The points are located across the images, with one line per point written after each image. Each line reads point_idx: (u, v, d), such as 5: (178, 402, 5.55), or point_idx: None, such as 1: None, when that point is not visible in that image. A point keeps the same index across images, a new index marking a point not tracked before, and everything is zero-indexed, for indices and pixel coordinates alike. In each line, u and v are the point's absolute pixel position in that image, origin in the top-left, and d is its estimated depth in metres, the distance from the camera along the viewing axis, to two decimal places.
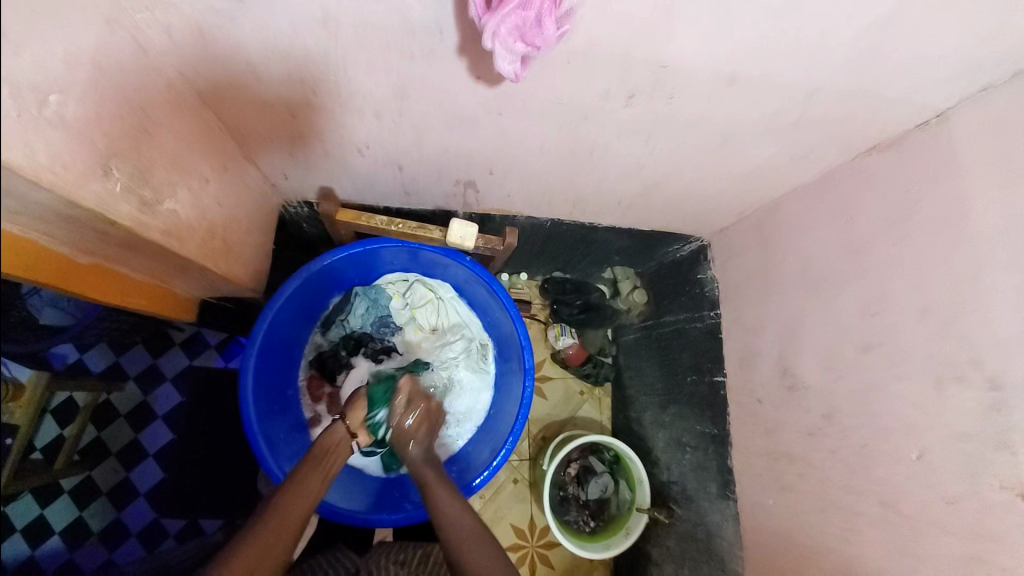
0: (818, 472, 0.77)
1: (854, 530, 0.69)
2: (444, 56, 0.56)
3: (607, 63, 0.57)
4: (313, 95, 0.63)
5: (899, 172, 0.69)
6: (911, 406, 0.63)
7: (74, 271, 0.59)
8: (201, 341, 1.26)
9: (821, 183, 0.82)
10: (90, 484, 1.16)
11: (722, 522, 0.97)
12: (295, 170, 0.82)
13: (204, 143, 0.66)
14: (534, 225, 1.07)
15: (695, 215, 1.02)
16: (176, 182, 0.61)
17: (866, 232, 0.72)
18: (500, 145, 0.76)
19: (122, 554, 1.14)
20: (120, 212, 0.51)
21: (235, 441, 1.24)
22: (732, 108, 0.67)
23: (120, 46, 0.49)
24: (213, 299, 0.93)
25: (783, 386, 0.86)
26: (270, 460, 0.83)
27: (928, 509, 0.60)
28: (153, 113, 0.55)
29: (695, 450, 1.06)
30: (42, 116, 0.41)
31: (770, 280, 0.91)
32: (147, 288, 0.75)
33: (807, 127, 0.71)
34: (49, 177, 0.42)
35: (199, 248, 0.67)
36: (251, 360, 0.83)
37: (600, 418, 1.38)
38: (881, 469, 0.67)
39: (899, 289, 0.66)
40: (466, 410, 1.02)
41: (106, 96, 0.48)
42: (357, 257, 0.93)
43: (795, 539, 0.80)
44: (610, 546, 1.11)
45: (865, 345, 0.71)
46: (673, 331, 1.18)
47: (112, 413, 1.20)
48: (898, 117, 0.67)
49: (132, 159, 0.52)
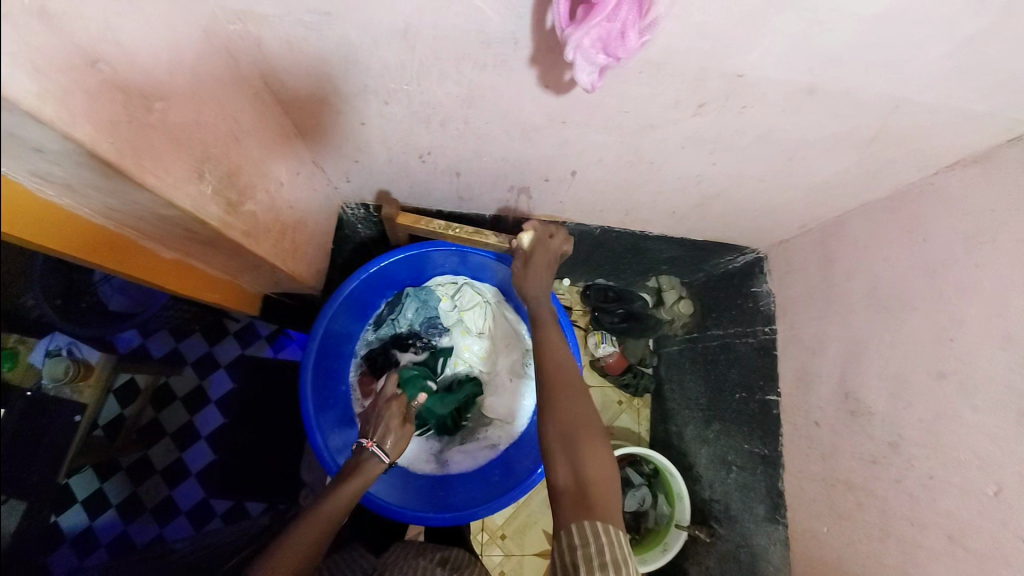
0: (877, 501, 0.73)
1: (916, 565, 0.65)
2: (516, 65, 0.56)
3: (680, 74, 0.56)
4: (383, 103, 0.65)
5: (985, 190, 0.65)
6: (987, 439, 0.59)
7: (160, 264, 0.63)
8: (252, 332, 1.33)
9: (895, 199, 0.78)
10: (146, 463, 1.23)
11: (769, 546, 0.94)
12: (357, 174, 0.84)
13: (279, 147, 0.69)
14: (584, 232, 1.06)
15: (753, 227, 0.99)
16: (256, 184, 0.63)
17: (945, 252, 0.68)
18: (560, 153, 0.76)
19: (171, 531, 1.18)
20: (209, 214, 0.53)
21: (285, 430, 1.29)
22: (805, 119, 0.64)
23: (213, 55, 0.52)
24: (276, 295, 0.96)
25: (845, 410, 0.82)
26: (325, 453, 0.86)
27: (1002, 550, 0.56)
28: (239, 119, 0.58)
29: (742, 469, 1.03)
30: (147, 121, 0.43)
31: (833, 298, 0.87)
32: (220, 282, 0.79)
33: (886, 141, 0.68)
34: (153, 180, 0.44)
35: (272, 247, 0.70)
36: (311, 356, 0.87)
37: (638, 429, 1.35)
38: (949, 502, 0.63)
39: (980, 315, 0.62)
40: (510, 414, 1.03)
41: (201, 101, 0.51)
42: (410, 259, 0.95)
43: (850, 570, 0.76)
44: (645, 561, 1.09)
45: (938, 372, 0.67)
46: (720, 345, 1.15)
47: (170, 395, 1.27)
48: (986, 131, 0.63)
49: (222, 164, 0.55)
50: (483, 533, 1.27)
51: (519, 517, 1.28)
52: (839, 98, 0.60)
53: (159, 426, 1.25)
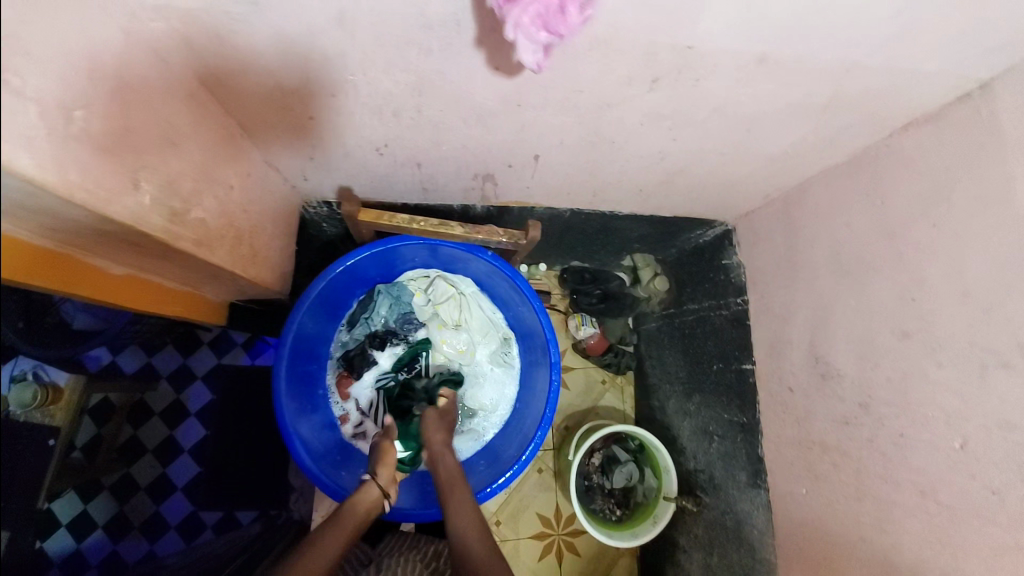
0: (851, 460, 0.75)
1: (890, 520, 0.68)
2: (462, 48, 0.54)
3: (630, 50, 0.56)
4: (330, 94, 0.63)
5: (937, 150, 0.66)
6: (952, 393, 0.61)
7: (111, 281, 0.60)
8: (227, 341, 1.29)
9: (853, 163, 0.79)
10: (130, 481, 1.19)
11: (753, 511, 0.96)
12: (314, 171, 0.82)
13: (225, 148, 0.66)
14: (553, 216, 1.06)
15: (720, 200, 0.99)
16: (202, 190, 0.61)
17: (902, 213, 0.69)
18: (519, 137, 0.75)
19: (162, 547, 1.16)
20: (152, 224, 0.51)
21: (267, 437, 1.27)
22: (760, 90, 0.64)
23: (140, 56, 0.50)
24: (242, 302, 0.94)
25: (816, 374, 0.83)
26: (306, 460, 0.85)
27: (969, 500, 0.58)
28: (175, 122, 0.55)
29: (723, 439, 1.05)
30: (68, 132, 0.41)
31: (799, 265, 0.88)
32: (180, 295, 0.76)
33: (840, 106, 0.69)
34: (83, 194, 0.42)
35: (229, 253, 0.68)
36: (283, 363, 0.85)
37: (623, 406, 1.38)
38: (919, 458, 0.65)
39: (938, 273, 0.64)
40: (493, 404, 1.04)
41: (131, 106, 0.48)
42: (379, 255, 0.93)
43: (827, 528, 0.79)
44: (638, 535, 1.11)
45: (902, 332, 0.68)
46: (696, 319, 1.17)
47: (147, 411, 1.24)
48: (936, 91, 0.64)
49: (161, 172, 0.53)
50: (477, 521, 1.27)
51: (512, 504, 1.29)
52: (791, 66, 0.60)
53: (139, 443, 1.22)
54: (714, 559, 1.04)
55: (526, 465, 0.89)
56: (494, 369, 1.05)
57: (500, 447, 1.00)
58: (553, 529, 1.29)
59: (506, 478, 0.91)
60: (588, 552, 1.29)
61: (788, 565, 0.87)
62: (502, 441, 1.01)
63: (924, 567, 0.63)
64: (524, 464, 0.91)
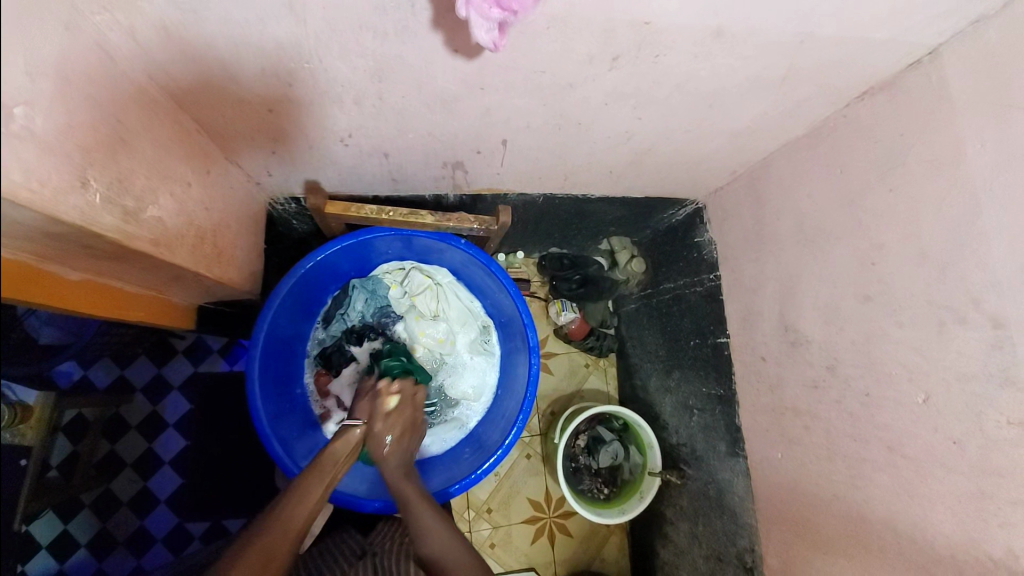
0: (823, 421, 0.78)
1: (861, 475, 0.70)
2: (419, 31, 0.54)
3: (588, 28, 0.56)
4: (286, 85, 0.62)
5: (891, 117, 0.68)
6: (913, 350, 0.63)
7: (67, 286, 0.58)
8: (203, 348, 1.26)
9: (813, 135, 0.81)
10: (110, 496, 1.17)
11: (733, 478, 0.99)
12: (278, 166, 0.80)
13: (179, 144, 0.64)
14: (526, 202, 1.06)
15: (689, 178, 1.01)
16: (158, 187, 0.59)
17: (860, 181, 0.72)
18: (485, 122, 0.74)
19: (150, 560, 1.15)
20: (105, 224, 0.50)
21: (248, 442, 1.24)
22: (719, 64, 0.65)
23: (83, 51, 0.48)
24: (210, 303, 0.91)
25: (786, 341, 0.86)
26: (286, 459, 0.84)
27: (933, 450, 0.61)
28: (123, 118, 0.53)
29: (703, 412, 1.08)
30: (9, 130, 0.39)
31: (766, 238, 0.90)
32: (144, 299, 0.74)
33: (798, 79, 0.70)
34: (27, 195, 0.41)
35: (190, 254, 0.67)
36: (256, 363, 0.83)
37: (606, 388, 1.40)
38: (885, 415, 0.67)
39: (895, 236, 0.66)
40: (475, 392, 1.04)
41: (74, 102, 0.46)
42: (351, 249, 0.92)
43: (802, 488, 0.81)
44: (626, 510, 1.14)
45: (864, 296, 0.70)
46: (672, 297, 1.19)
47: (124, 425, 1.20)
48: (888, 59, 0.65)
49: (111, 169, 0.51)
50: (468, 510, 1.28)
51: (502, 489, 1.30)
52: (747, 39, 0.61)
53: (116, 458, 1.18)
54: (699, 528, 1.07)
55: (509, 449, 0.90)
56: (475, 358, 1.05)
57: (484, 434, 1.01)
58: (544, 512, 1.31)
59: (490, 463, 0.92)
60: (580, 532, 1.32)
61: (767, 526, 0.90)
62: (487, 426, 1.01)
63: (893, 517, 0.65)
64: (507, 448, 0.91)
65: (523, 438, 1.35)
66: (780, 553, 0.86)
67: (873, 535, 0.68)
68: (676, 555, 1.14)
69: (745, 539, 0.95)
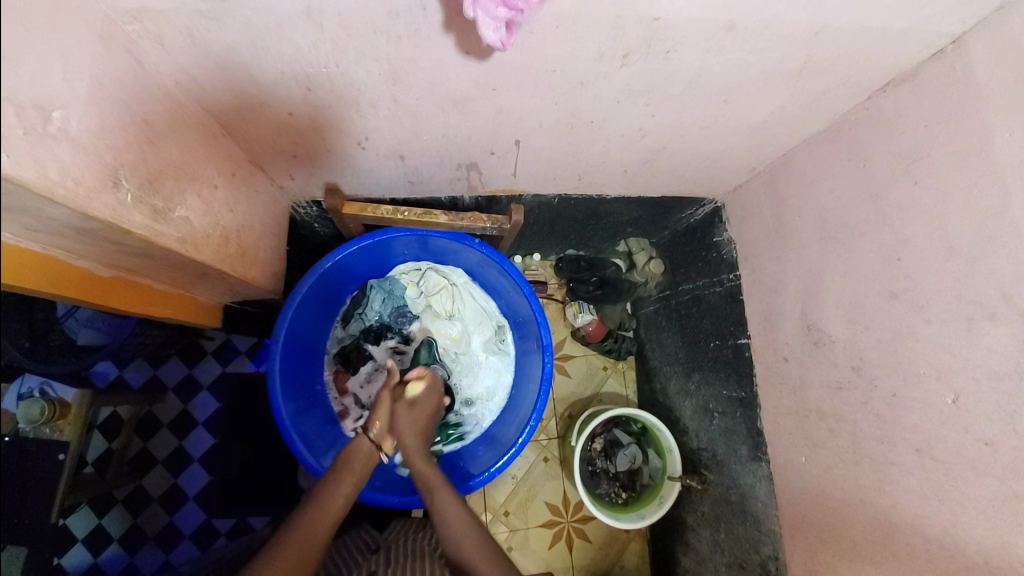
0: (849, 424, 0.75)
1: (888, 479, 0.68)
2: (430, 33, 0.55)
3: (597, 26, 0.57)
4: (305, 88, 0.64)
5: (916, 108, 0.66)
6: (942, 348, 0.61)
7: (98, 283, 0.61)
8: (230, 349, 1.30)
9: (834, 129, 0.79)
10: (143, 492, 1.21)
11: (756, 483, 0.96)
12: (299, 169, 0.83)
13: (205, 148, 0.67)
14: (541, 203, 1.06)
15: (707, 176, 0.99)
16: (185, 188, 0.62)
17: (884, 175, 0.70)
18: (498, 123, 0.75)
19: (178, 555, 1.19)
20: (133, 222, 0.53)
21: (271, 441, 1.27)
22: (731, 58, 0.65)
23: (113, 59, 0.51)
24: (236, 303, 0.95)
25: (809, 342, 0.83)
26: (305, 453, 0.86)
27: (962, 451, 0.58)
28: (152, 124, 0.56)
29: (723, 415, 1.06)
30: (46, 132, 0.42)
31: (788, 235, 0.88)
32: (173, 298, 0.77)
33: (815, 72, 0.69)
34: (62, 193, 0.43)
35: (215, 253, 0.70)
36: (277, 360, 0.86)
37: (625, 391, 1.40)
38: (913, 416, 0.65)
39: (920, 231, 0.64)
40: (490, 391, 1.05)
41: (107, 107, 0.49)
42: (369, 250, 0.95)
43: (828, 493, 0.79)
44: (645, 515, 1.12)
45: (890, 292, 0.68)
46: (691, 299, 1.18)
47: (156, 423, 1.24)
48: (911, 49, 0.64)
49: (140, 170, 0.54)
50: (486, 512, 1.28)
51: (520, 491, 1.30)
52: (760, 32, 0.60)
53: (149, 455, 1.23)
54: (721, 534, 1.04)
55: (523, 447, 0.90)
56: (489, 357, 1.06)
57: (499, 432, 1.01)
58: (562, 516, 1.30)
59: (504, 461, 0.93)
60: (598, 538, 1.30)
61: (791, 533, 0.87)
62: (501, 426, 1.02)
63: (923, 522, 0.63)
64: (520, 447, 0.92)
65: (540, 440, 1.34)
66: (805, 561, 0.83)
67: (902, 541, 0.65)
68: (698, 562, 1.12)
69: (769, 546, 0.92)
